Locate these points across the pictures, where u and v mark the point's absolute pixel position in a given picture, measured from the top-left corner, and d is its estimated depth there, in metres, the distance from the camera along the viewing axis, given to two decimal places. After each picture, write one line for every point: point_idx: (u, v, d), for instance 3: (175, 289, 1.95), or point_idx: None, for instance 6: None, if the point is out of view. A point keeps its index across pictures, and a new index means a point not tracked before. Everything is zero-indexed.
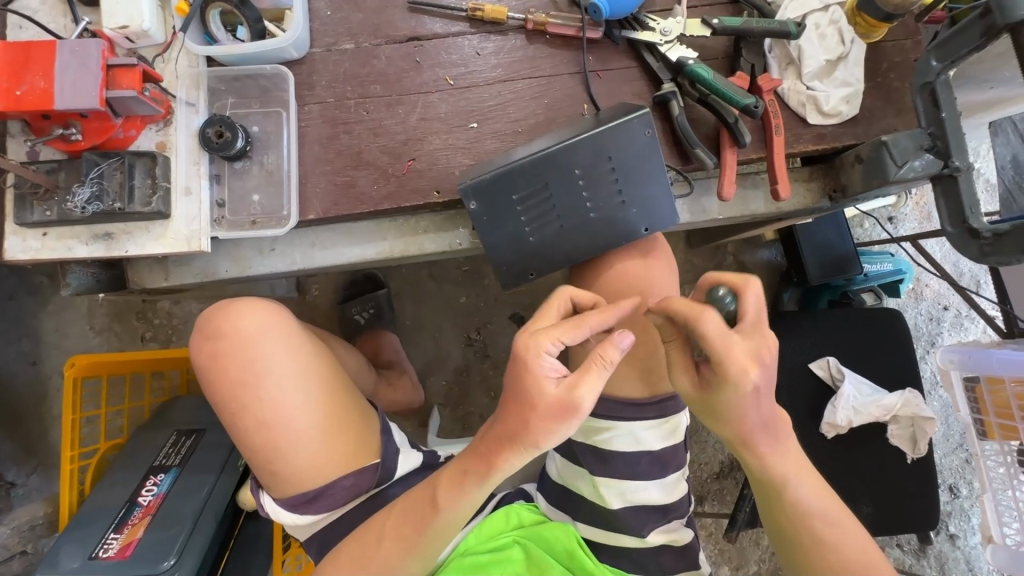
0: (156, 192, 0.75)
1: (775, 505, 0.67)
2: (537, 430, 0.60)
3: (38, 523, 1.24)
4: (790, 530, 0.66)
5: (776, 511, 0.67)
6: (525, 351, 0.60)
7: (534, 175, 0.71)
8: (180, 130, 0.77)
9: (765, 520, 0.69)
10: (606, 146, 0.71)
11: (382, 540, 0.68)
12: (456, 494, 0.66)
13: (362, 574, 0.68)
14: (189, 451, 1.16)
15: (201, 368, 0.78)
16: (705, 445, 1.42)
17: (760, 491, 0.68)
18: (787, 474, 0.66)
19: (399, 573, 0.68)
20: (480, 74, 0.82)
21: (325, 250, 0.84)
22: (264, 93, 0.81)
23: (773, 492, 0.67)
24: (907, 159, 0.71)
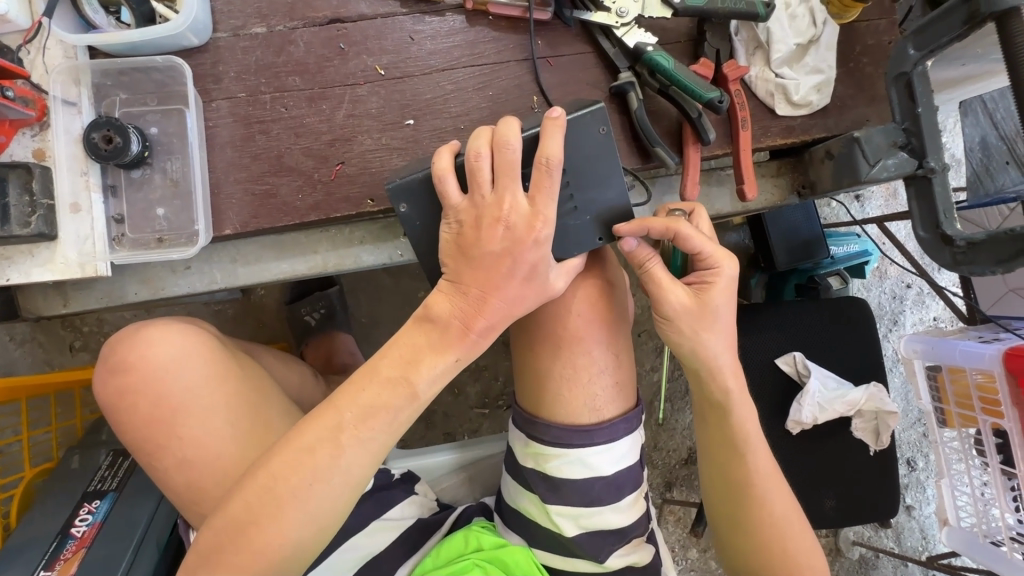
0: (36, 211, 0.64)
1: (733, 467, 0.68)
2: (498, 302, 0.55)
3: None
4: (741, 496, 0.67)
5: (734, 489, 0.68)
6: (534, 191, 0.54)
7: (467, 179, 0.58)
8: (59, 136, 0.66)
9: (716, 486, 0.70)
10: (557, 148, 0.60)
11: (300, 454, 0.51)
12: (356, 421, 0.52)
13: (274, 495, 0.50)
14: (127, 473, 1.08)
15: (108, 404, 0.68)
16: (672, 432, 1.41)
17: (719, 453, 0.69)
18: (749, 434, 0.67)
19: (312, 490, 0.51)
20: (414, 63, 0.72)
21: (248, 267, 0.74)
22: (162, 88, 0.69)
23: (732, 452, 0.67)
24: (880, 158, 0.65)
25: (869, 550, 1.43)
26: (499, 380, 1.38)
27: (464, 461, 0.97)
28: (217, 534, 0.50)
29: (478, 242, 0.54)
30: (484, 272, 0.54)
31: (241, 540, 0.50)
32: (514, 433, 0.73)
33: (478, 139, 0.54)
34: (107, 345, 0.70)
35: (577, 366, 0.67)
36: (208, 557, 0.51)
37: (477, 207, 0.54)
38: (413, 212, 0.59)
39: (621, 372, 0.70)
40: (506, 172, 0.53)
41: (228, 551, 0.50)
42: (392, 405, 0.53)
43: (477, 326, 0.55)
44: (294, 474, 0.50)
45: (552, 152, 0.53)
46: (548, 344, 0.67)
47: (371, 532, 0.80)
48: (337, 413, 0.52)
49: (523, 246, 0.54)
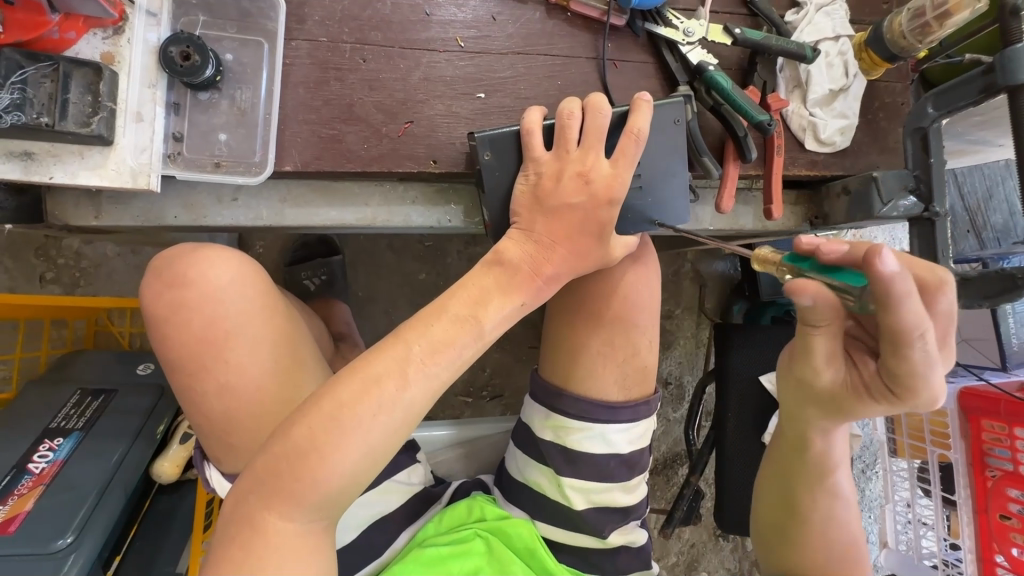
0: (98, 112, 0.62)
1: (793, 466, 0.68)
2: (564, 255, 0.59)
3: None
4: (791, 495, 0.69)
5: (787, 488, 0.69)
6: (622, 153, 0.60)
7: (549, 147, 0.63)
8: (134, 43, 0.65)
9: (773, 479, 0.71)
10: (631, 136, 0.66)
11: (366, 384, 0.52)
12: (424, 357, 0.54)
13: (338, 422, 0.51)
14: (96, 414, 1.02)
15: (155, 319, 0.68)
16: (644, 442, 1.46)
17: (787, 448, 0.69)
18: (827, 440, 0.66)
19: (376, 420, 0.52)
20: (492, 40, 0.76)
21: (297, 209, 0.74)
22: (244, 18, 0.70)
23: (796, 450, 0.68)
24: (893, 199, 0.75)
25: None
26: (487, 370, 1.39)
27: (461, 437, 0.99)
28: (276, 457, 0.50)
29: (556, 193, 0.59)
30: (558, 222, 0.59)
31: (301, 464, 0.50)
32: (534, 407, 0.75)
33: (570, 103, 0.60)
34: (159, 262, 0.71)
35: (617, 345, 0.72)
36: (258, 481, 0.51)
37: (561, 160, 0.60)
38: (494, 163, 0.64)
39: (649, 359, 0.74)
40: (593, 134, 0.59)
41: (285, 474, 0.50)
42: (459, 342, 0.55)
43: (545, 272, 0.59)
44: (359, 401, 0.51)
45: (642, 126, 0.60)
46: (587, 321, 0.72)
47: (380, 492, 0.79)
48: (405, 346, 0.54)
49: (600, 205, 0.59)
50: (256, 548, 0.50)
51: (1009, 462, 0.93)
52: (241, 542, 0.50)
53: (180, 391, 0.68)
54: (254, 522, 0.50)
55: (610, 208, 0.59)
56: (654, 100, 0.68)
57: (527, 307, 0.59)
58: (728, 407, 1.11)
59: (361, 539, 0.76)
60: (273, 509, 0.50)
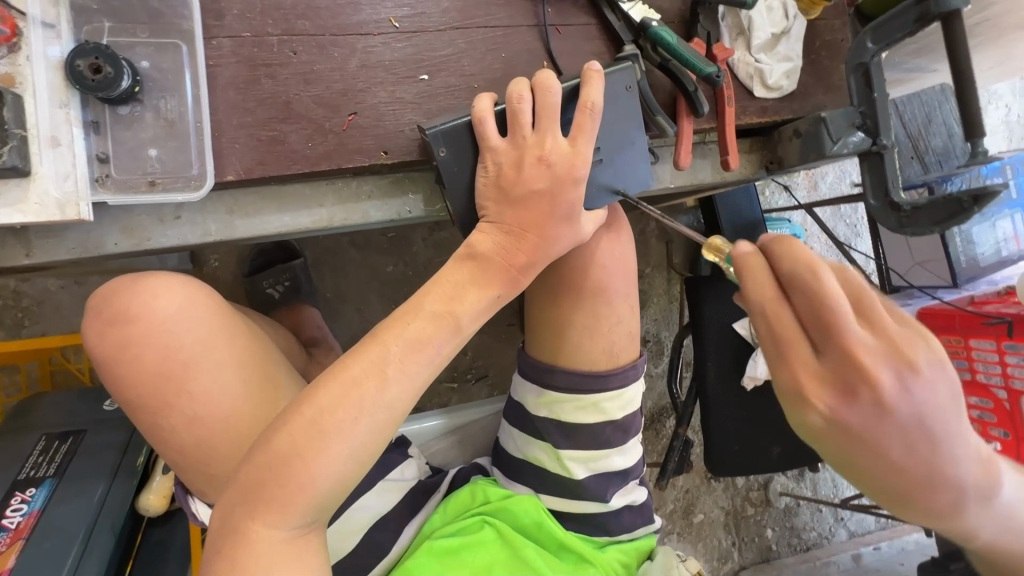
0: (8, 142, 0.56)
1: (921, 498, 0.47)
2: (537, 240, 0.59)
3: None
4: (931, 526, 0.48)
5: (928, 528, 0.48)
6: (578, 131, 0.59)
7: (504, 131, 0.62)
8: (35, 59, 0.59)
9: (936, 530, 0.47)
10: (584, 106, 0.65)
11: (348, 389, 0.53)
12: (400, 358, 0.54)
13: (322, 430, 0.52)
14: (67, 457, 0.97)
15: (107, 360, 0.64)
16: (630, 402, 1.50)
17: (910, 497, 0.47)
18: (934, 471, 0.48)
19: (357, 424, 0.53)
20: (429, 17, 0.72)
21: (247, 219, 0.70)
22: (155, 19, 0.64)
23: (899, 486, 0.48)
24: (842, 136, 0.76)
25: (792, 499, 1.68)
26: (470, 354, 1.38)
27: (452, 425, 1.00)
28: (261, 467, 0.51)
29: (519, 181, 0.58)
30: (525, 208, 0.58)
31: (285, 471, 0.51)
32: (525, 385, 0.76)
33: (519, 84, 0.58)
34: (100, 298, 0.66)
35: (597, 316, 0.72)
36: (248, 492, 0.51)
37: (519, 147, 0.58)
38: (452, 159, 0.61)
39: (631, 325, 0.75)
40: (549, 114, 0.58)
41: (270, 482, 0.51)
42: (436, 339, 0.56)
43: (518, 262, 0.59)
44: (339, 406, 0.52)
45: (595, 98, 0.59)
46: (564, 295, 0.72)
47: (377, 492, 0.79)
48: (383, 348, 0.54)
49: (565, 185, 0.58)
50: (244, 557, 0.51)
51: (966, 371, 1.00)
52: (232, 552, 0.51)
53: (145, 430, 0.65)
54: (240, 532, 0.51)
55: (578, 189, 0.59)
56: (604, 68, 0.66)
57: (503, 291, 0.60)
58: (707, 358, 1.13)
59: (366, 541, 0.75)
60: (263, 520, 0.51)
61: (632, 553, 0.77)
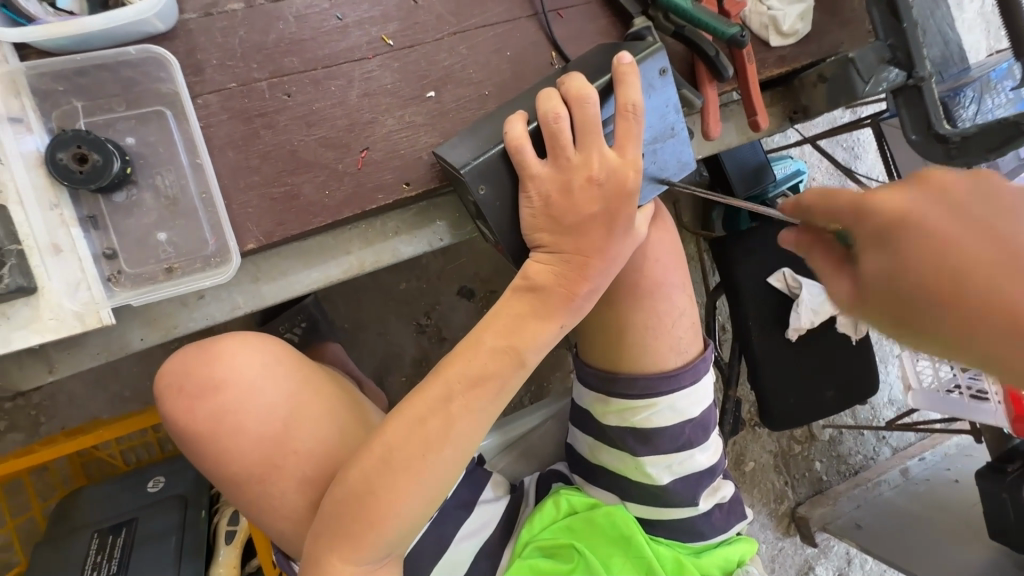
0: (5, 261, 0.51)
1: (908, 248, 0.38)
2: (603, 257, 0.56)
3: None
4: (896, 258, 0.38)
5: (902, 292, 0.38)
6: (623, 139, 0.56)
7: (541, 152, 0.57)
8: (12, 162, 0.52)
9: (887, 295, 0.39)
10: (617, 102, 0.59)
11: (415, 424, 0.53)
12: (466, 393, 0.54)
13: (389, 468, 0.53)
14: (126, 552, 0.94)
15: (196, 433, 0.61)
16: None
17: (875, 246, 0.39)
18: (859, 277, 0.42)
19: (426, 460, 0.53)
20: (423, 27, 0.65)
21: (274, 283, 0.65)
22: (129, 88, 0.57)
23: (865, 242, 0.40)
24: (874, 74, 0.72)
25: (835, 429, 1.70)
26: None
27: (509, 438, 0.96)
28: (338, 503, 0.53)
29: (573, 208, 0.55)
30: (582, 232, 0.55)
31: (362, 509, 0.53)
32: (592, 396, 0.73)
33: (552, 102, 0.54)
34: (171, 375, 0.63)
35: (659, 313, 0.69)
36: (331, 530, 0.54)
37: (564, 170, 0.55)
38: (493, 194, 0.57)
39: (694, 313, 0.72)
40: (590, 129, 0.55)
41: (347, 519, 0.53)
42: (501, 373, 0.55)
43: (582, 288, 0.56)
44: (410, 446, 0.53)
45: (634, 99, 0.56)
46: (624, 299, 0.68)
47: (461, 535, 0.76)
48: (445, 384, 0.54)
49: (621, 199, 0.55)
50: None
51: None
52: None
53: (249, 501, 0.62)
54: (322, 565, 0.54)
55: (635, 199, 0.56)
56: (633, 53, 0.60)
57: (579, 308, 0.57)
58: (747, 317, 1.12)
59: None
60: (342, 557, 0.53)
61: (731, 559, 0.76)
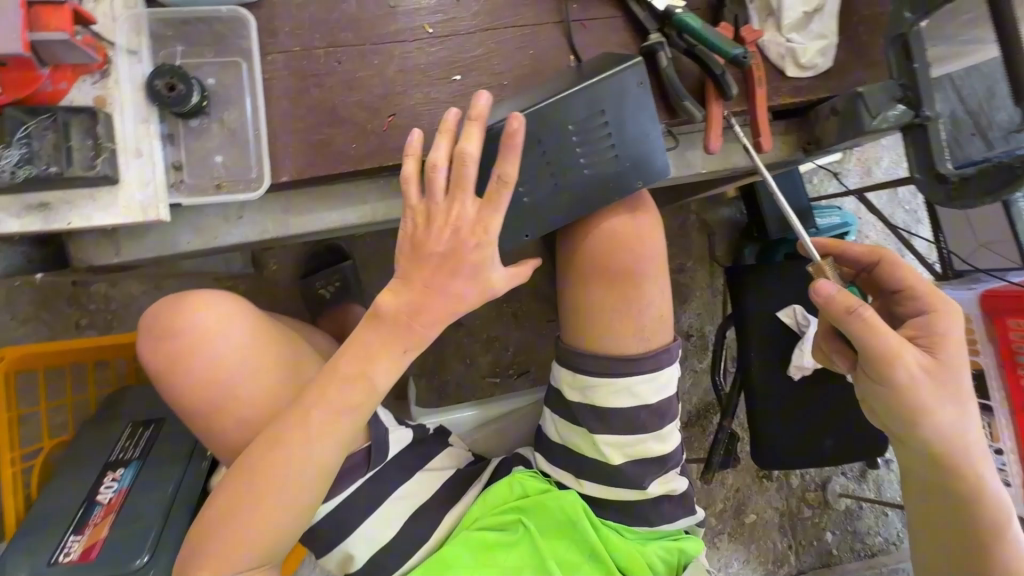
0: (100, 153, 0.66)
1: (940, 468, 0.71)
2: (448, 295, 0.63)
3: None
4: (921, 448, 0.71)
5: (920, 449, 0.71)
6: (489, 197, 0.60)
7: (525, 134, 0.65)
8: (123, 84, 0.68)
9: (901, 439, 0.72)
10: (600, 100, 0.66)
11: (303, 412, 0.62)
12: (345, 389, 0.63)
13: (281, 449, 0.62)
14: (150, 443, 1.08)
15: (156, 370, 0.71)
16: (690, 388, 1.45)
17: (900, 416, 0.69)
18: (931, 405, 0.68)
19: (312, 444, 0.62)
20: (460, 21, 0.76)
21: (301, 217, 0.77)
22: (219, 41, 0.72)
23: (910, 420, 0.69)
24: (881, 111, 0.73)
25: (853, 501, 1.59)
26: (510, 350, 1.45)
27: (488, 417, 1.00)
28: (240, 473, 0.62)
29: (428, 242, 0.61)
30: (432, 269, 0.62)
31: (258, 478, 0.61)
32: (559, 369, 0.78)
33: (439, 150, 0.61)
34: (150, 313, 0.72)
35: (627, 298, 0.73)
36: (230, 498, 0.62)
37: (431, 210, 0.61)
38: (471, 177, 0.66)
39: (665, 306, 0.75)
40: (461, 185, 0.60)
41: (246, 487, 0.62)
42: (372, 374, 0.63)
43: (423, 316, 0.63)
44: (298, 431, 0.62)
45: (508, 170, 0.59)
46: (597, 280, 0.73)
47: (416, 484, 0.81)
48: (330, 379, 0.63)
49: (465, 247, 0.62)
50: (230, 553, 0.61)
51: None
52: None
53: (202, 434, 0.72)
54: (219, 535, 0.62)
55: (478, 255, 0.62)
56: (611, 70, 0.66)
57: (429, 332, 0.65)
58: (750, 348, 1.11)
59: (410, 527, 0.79)
60: (241, 521, 0.62)
61: (674, 553, 0.79)
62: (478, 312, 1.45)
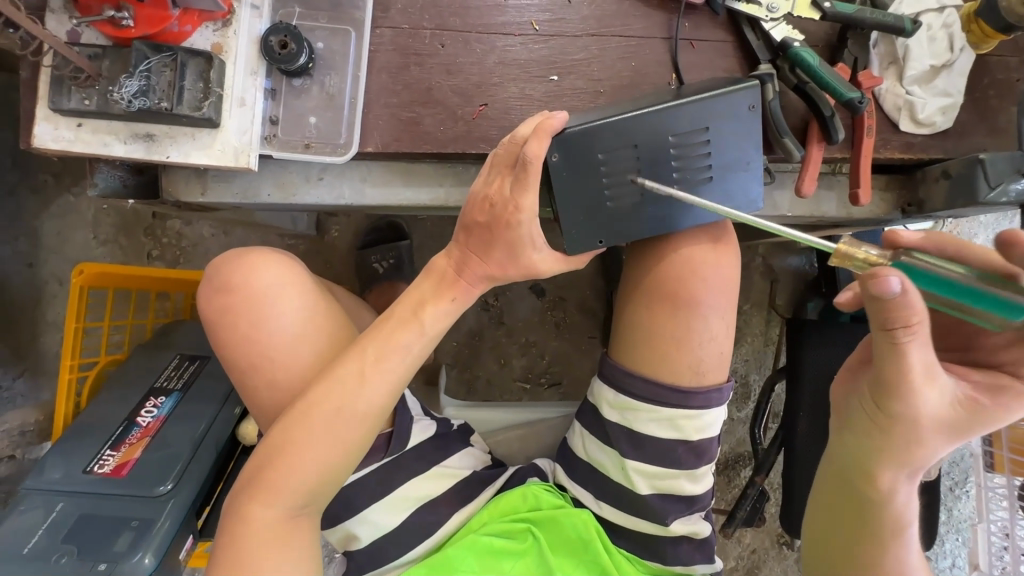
0: (208, 97, 0.69)
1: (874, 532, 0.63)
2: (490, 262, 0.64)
3: (31, 429, 1.28)
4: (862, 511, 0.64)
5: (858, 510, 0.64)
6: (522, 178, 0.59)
7: (622, 136, 0.63)
8: (241, 35, 0.71)
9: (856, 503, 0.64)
10: (705, 117, 0.63)
11: (359, 350, 0.64)
12: (401, 336, 0.64)
13: (336, 387, 0.62)
14: (192, 377, 1.13)
15: (211, 319, 0.74)
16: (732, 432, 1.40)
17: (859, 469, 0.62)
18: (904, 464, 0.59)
19: (366, 385, 0.63)
20: (568, 23, 0.76)
21: (377, 188, 0.78)
22: (334, 8, 0.74)
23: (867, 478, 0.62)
24: (1003, 182, 0.68)
25: None
26: (546, 358, 1.44)
27: (516, 420, 0.99)
28: (298, 408, 0.62)
29: (471, 211, 0.62)
30: (480, 239, 0.63)
31: (314, 414, 0.62)
32: (602, 386, 0.75)
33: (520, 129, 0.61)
34: (213, 266, 0.75)
35: (689, 328, 0.70)
36: (282, 434, 0.62)
37: (486, 185, 0.62)
38: (563, 165, 0.63)
39: (727, 344, 0.72)
40: (507, 165, 0.60)
41: (301, 420, 0.62)
42: (423, 322, 0.65)
43: (469, 271, 0.65)
44: (360, 368, 0.63)
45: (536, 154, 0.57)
46: (660, 305, 0.71)
47: (425, 478, 0.78)
48: (393, 321, 0.65)
49: (503, 225, 0.61)
50: (264, 497, 0.61)
51: None
52: (233, 532, 0.61)
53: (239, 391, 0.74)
54: (251, 495, 0.61)
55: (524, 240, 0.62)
56: (724, 87, 0.64)
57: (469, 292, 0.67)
58: (800, 406, 1.05)
59: (417, 519, 0.76)
60: (284, 461, 0.61)
61: None
62: (521, 315, 1.44)
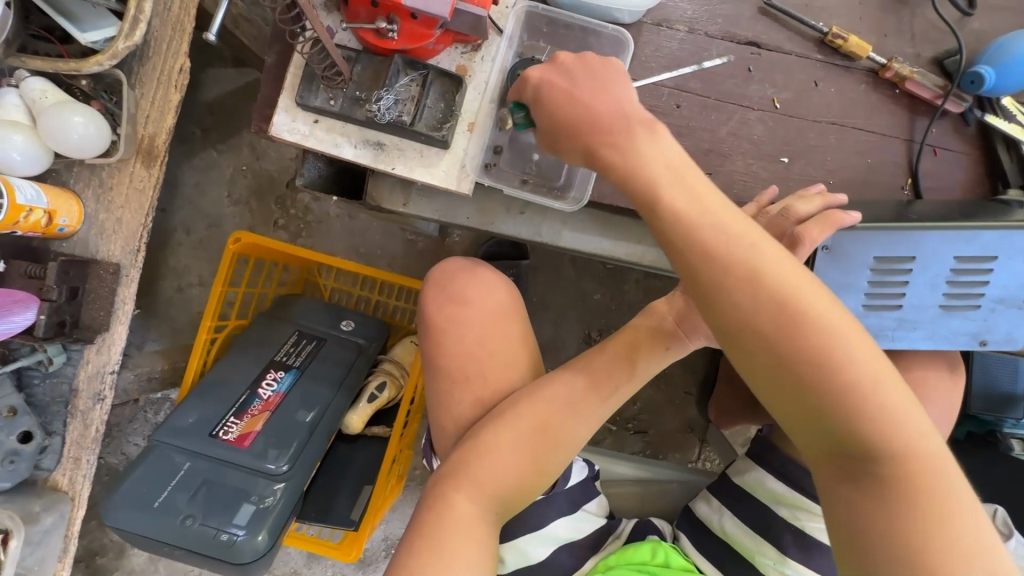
0: (447, 121, 0.70)
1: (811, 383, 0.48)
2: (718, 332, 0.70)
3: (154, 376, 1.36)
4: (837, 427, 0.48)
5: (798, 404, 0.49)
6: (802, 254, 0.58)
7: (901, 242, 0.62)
8: (488, 62, 0.71)
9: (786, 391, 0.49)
10: (990, 244, 0.61)
11: (576, 383, 0.71)
12: (615, 379, 0.72)
13: (555, 410, 0.69)
14: (310, 356, 1.11)
15: (434, 323, 0.79)
16: None
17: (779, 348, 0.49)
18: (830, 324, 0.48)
19: (580, 415, 0.70)
20: (811, 106, 0.73)
21: (575, 233, 0.77)
22: (583, 50, 0.74)
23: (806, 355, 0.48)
24: None
25: None
26: (638, 405, 1.41)
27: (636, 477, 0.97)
28: (517, 423, 0.68)
29: None
30: None
31: (535, 435, 0.68)
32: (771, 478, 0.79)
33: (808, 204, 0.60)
34: (440, 275, 0.82)
35: None
36: (497, 444, 0.67)
37: None
38: (825, 260, 0.62)
39: None
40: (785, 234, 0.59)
41: (522, 437, 0.68)
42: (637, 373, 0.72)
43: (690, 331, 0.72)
44: (578, 401, 0.70)
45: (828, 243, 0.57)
46: None
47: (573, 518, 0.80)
48: (605, 360, 0.73)
49: None
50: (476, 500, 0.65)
51: None
52: (435, 513, 0.65)
53: (437, 399, 0.77)
54: (458, 493, 0.65)
55: None
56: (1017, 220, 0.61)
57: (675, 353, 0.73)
58: None
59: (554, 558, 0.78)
60: (497, 467, 0.66)
61: None
62: None
